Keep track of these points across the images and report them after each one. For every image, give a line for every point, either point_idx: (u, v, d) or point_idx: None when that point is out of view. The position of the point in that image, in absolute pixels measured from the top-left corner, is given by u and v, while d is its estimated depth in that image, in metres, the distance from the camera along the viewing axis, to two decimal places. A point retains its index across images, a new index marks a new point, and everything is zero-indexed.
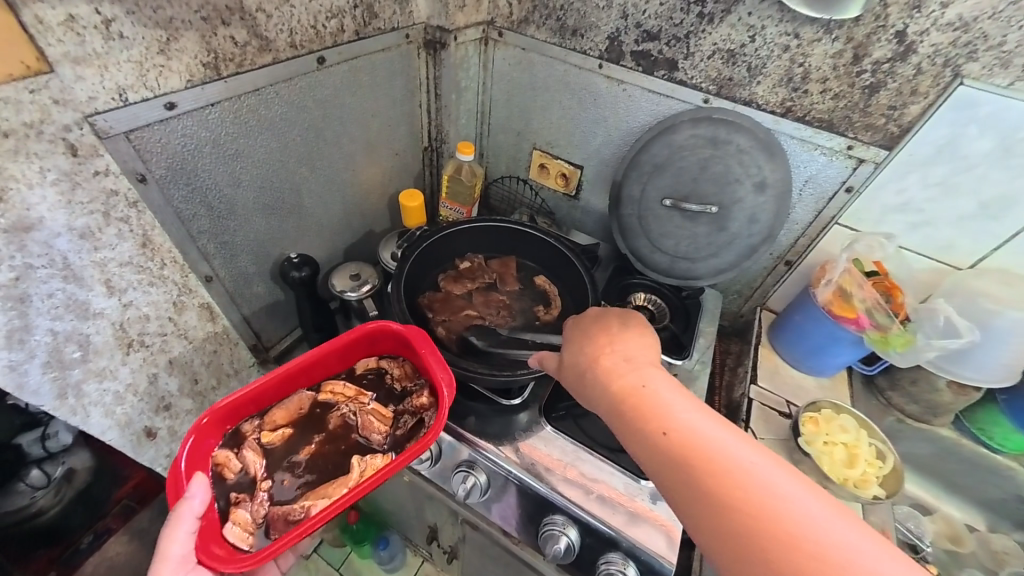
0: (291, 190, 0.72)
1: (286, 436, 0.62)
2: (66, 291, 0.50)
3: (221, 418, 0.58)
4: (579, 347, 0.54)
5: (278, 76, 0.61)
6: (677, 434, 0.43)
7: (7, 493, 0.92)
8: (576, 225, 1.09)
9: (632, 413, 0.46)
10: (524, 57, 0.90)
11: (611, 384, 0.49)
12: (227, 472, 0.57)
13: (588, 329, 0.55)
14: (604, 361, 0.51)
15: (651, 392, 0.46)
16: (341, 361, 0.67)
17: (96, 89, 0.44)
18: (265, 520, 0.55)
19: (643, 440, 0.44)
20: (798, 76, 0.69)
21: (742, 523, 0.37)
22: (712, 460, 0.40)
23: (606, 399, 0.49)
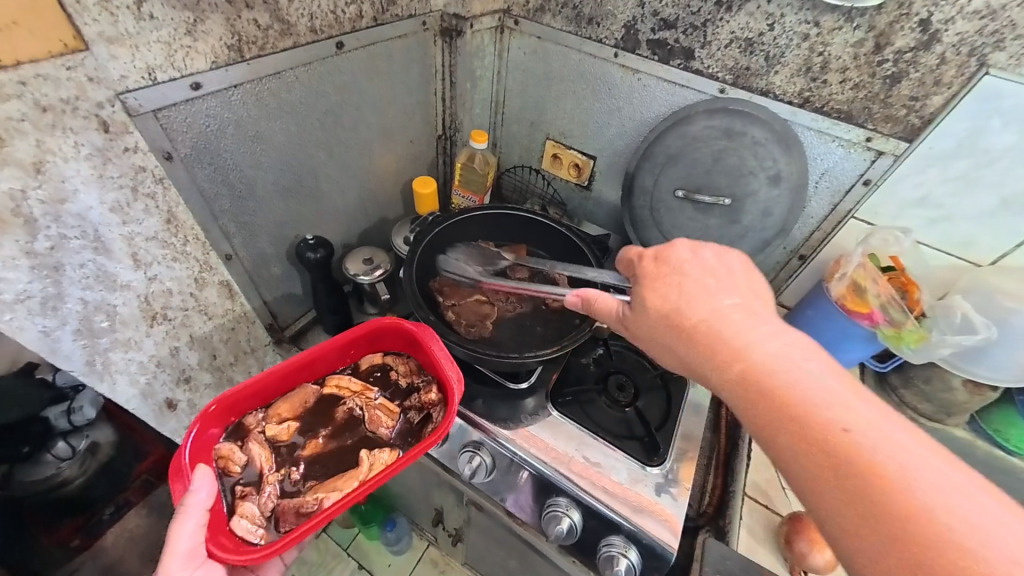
0: (310, 173, 0.74)
1: (292, 430, 0.63)
2: (97, 262, 0.52)
3: (226, 409, 0.60)
4: (642, 282, 0.52)
5: (298, 60, 0.62)
6: (759, 363, 0.41)
7: (34, 463, 0.95)
8: (588, 217, 1.10)
9: (708, 343, 0.44)
10: (540, 46, 0.90)
11: (688, 320, 0.46)
12: (233, 466, 0.58)
13: (651, 264, 0.52)
14: (675, 293, 0.48)
15: (731, 324, 0.44)
16: (343, 357, 0.70)
17: (128, 68, 0.46)
18: (273, 513, 0.57)
19: (721, 371, 0.43)
20: (817, 66, 0.68)
21: (828, 454, 0.35)
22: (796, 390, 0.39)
23: (676, 332, 0.47)
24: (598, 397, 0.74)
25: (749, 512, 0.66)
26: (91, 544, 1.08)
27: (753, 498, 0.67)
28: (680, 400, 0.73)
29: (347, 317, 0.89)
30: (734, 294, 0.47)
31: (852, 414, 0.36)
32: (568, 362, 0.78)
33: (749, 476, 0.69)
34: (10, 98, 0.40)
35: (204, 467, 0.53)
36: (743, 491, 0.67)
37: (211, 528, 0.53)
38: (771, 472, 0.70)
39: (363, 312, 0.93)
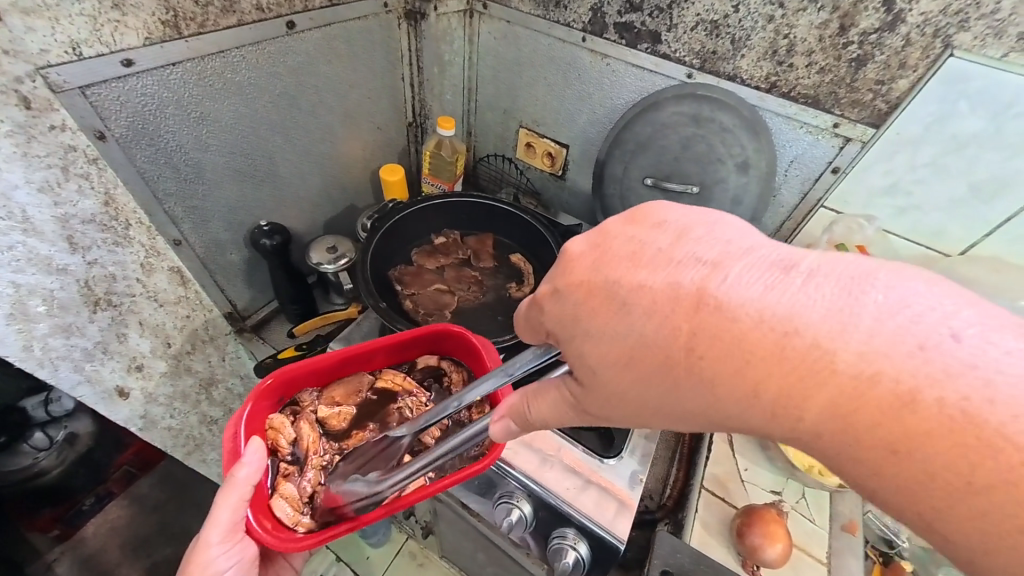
0: (265, 157, 0.73)
1: (343, 416, 0.61)
2: (27, 244, 0.51)
3: (284, 384, 0.58)
4: (597, 320, 0.34)
5: (244, 39, 0.61)
6: (764, 369, 0.28)
7: (10, 453, 0.90)
8: (563, 207, 1.08)
9: (695, 361, 0.31)
10: (509, 30, 0.88)
11: (708, 357, 0.30)
12: (282, 442, 0.57)
13: (589, 283, 0.35)
14: (610, 303, 0.34)
15: (770, 342, 0.28)
16: (405, 354, 0.66)
17: (48, 42, 0.45)
18: (312, 500, 0.55)
19: (787, 428, 0.29)
20: (783, 49, 0.66)
21: (949, 461, 0.25)
22: (820, 384, 0.27)
23: (700, 385, 0.31)
24: None
25: (705, 504, 0.63)
26: (71, 534, 1.06)
27: (711, 491, 0.65)
28: None
29: (311, 307, 0.88)
30: (708, 261, 0.31)
31: (907, 371, 0.25)
32: None
33: (708, 469, 0.67)
34: None
35: (257, 441, 0.52)
36: (700, 484, 0.65)
37: (254, 503, 0.52)
38: (730, 465, 0.67)
39: (330, 303, 0.94)
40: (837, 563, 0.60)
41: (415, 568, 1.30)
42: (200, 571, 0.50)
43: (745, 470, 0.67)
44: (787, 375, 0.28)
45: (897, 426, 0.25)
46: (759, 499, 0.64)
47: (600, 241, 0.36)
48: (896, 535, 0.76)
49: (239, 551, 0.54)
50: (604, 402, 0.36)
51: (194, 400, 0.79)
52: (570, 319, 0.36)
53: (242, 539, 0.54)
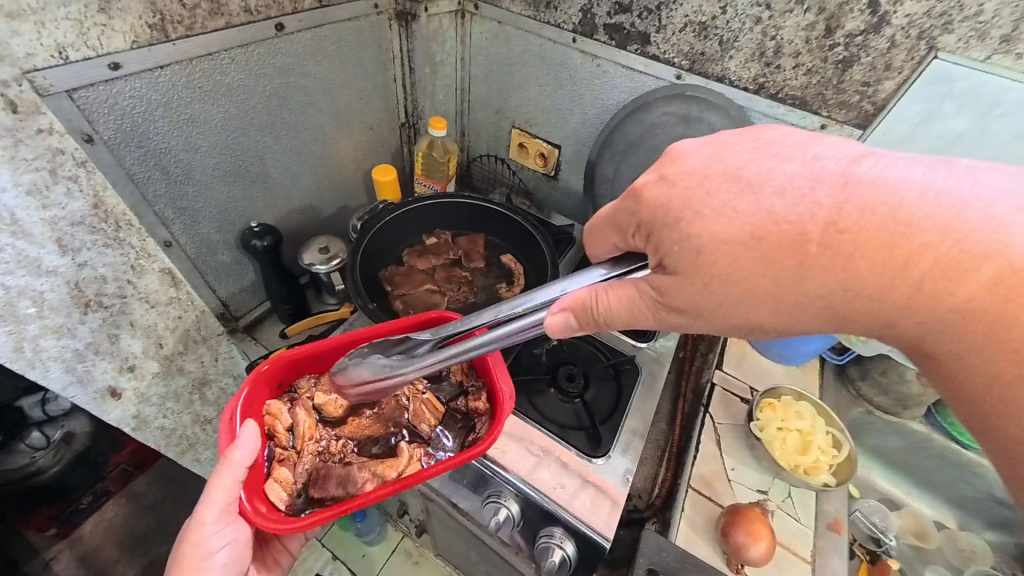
0: (255, 158, 0.73)
1: (339, 403, 0.61)
2: (15, 246, 0.51)
3: (282, 369, 0.58)
4: (719, 200, 0.36)
5: (232, 41, 0.61)
6: (908, 244, 0.31)
7: (7, 452, 0.91)
8: (556, 207, 1.08)
9: (834, 237, 0.33)
10: (500, 30, 0.88)
11: (844, 226, 0.32)
12: (279, 427, 0.57)
13: (712, 169, 0.37)
14: (738, 187, 0.35)
15: (909, 214, 0.31)
16: (404, 340, 0.65)
17: (34, 46, 0.45)
18: (306, 484, 0.55)
19: (900, 294, 0.32)
20: (771, 50, 0.66)
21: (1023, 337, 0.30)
22: (953, 258, 0.31)
23: (822, 257, 0.33)
24: (548, 388, 0.73)
25: (692, 503, 0.64)
26: (69, 532, 1.07)
27: (697, 490, 0.65)
28: (630, 392, 0.72)
29: (304, 306, 0.88)
30: (846, 156, 0.35)
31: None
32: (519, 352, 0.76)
33: (695, 468, 0.67)
34: None
35: (252, 423, 0.52)
36: (687, 483, 0.66)
37: (247, 486, 0.52)
38: (718, 464, 0.68)
39: (322, 303, 0.94)
40: (821, 560, 0.61)
41: (411, 566, 1.30)
42: (193, 549, 0.51)
43: (732, 469, 0.68)
44: (932, 251, 0.31)
45: (1014, 297, 0.30)
46: (745, 498, 0.65)
47: (719, 142, 0.39)
48: (883, 533, 0.77)
49: (234, 532, 0.54)
50: (695, 297, 0.37)
51: (187, 400, 0.80)
52: (678, 205, 0.37)
53: (237, 521, 0.54)
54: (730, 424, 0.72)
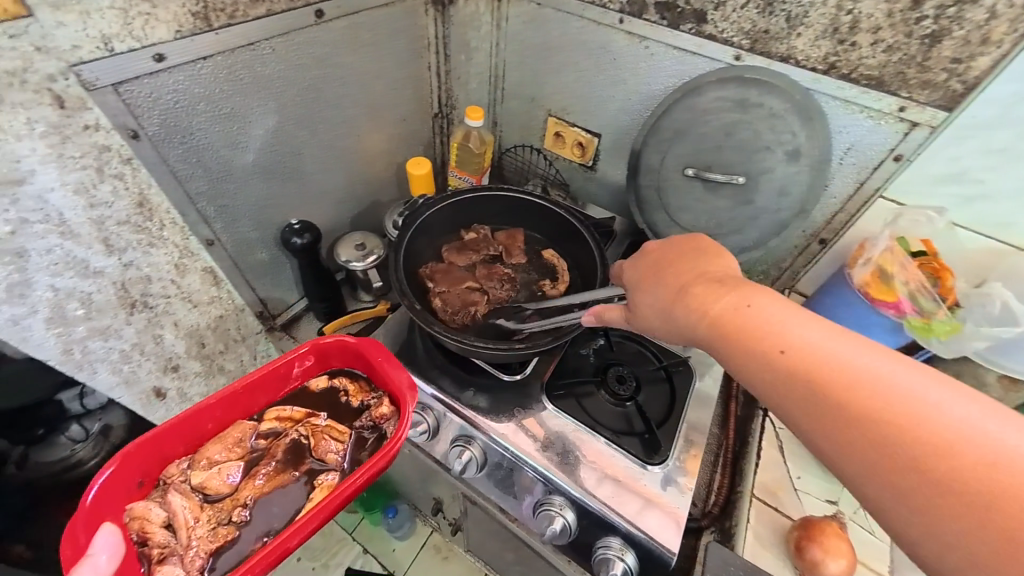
0: (293, 153, 0.71)
1: (218, 474, 0.56)
2: (64, 247, 0.50)
3: (135, 463, 0.52)
4: (687, 276, 0.48)
5: (273, 29, 0.59)
6: (750, 333, 0.41)
7: (49, 445, 0.92)
8: (591, 199, 1.03)
9: (722, 311, 0.43)
10: (539, 13, 0.83)
11: (708, 311, 0.44)
12: (150, 527, 0.51)
13: (683, 253, 0.51)
14: (718, 266, 0.48)
15: (751, 311, 0.42)
16: (281, 384, 0.63)
17: (79, 37, 0.43)
18: (199, 572, 0.51)
19: (752, 366, 0.40)
20: (845, 26, 0.61)
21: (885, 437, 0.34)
22: (810, 353, 0.38)
23: (705, 327, 0.44)
24: (597, 390, 0.70)
25: (757, 513, 0.61)
26: None
27: (762, 500, 0.63)
28: (684, 396, 0.69)
29: (339, 306, 0.86)
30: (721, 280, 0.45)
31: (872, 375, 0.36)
32: (565, 353, 0.74)
33: (756, 477, 0.65)
34: None
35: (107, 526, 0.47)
36: (749, 492, 0.63)
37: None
38: (781, 471, 0.65)
39: (357, 300, 0.92)
40: None
41: (440, 561, 1.29)
42: None
43: (797, 478, 0.65)
44: (766, 341, 0.40)
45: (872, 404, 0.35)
46: (814, 510, 0.62)
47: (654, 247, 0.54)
48: None
49: None
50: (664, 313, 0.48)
51: None
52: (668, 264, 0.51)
53: None
54: (793, 430, 0.70)
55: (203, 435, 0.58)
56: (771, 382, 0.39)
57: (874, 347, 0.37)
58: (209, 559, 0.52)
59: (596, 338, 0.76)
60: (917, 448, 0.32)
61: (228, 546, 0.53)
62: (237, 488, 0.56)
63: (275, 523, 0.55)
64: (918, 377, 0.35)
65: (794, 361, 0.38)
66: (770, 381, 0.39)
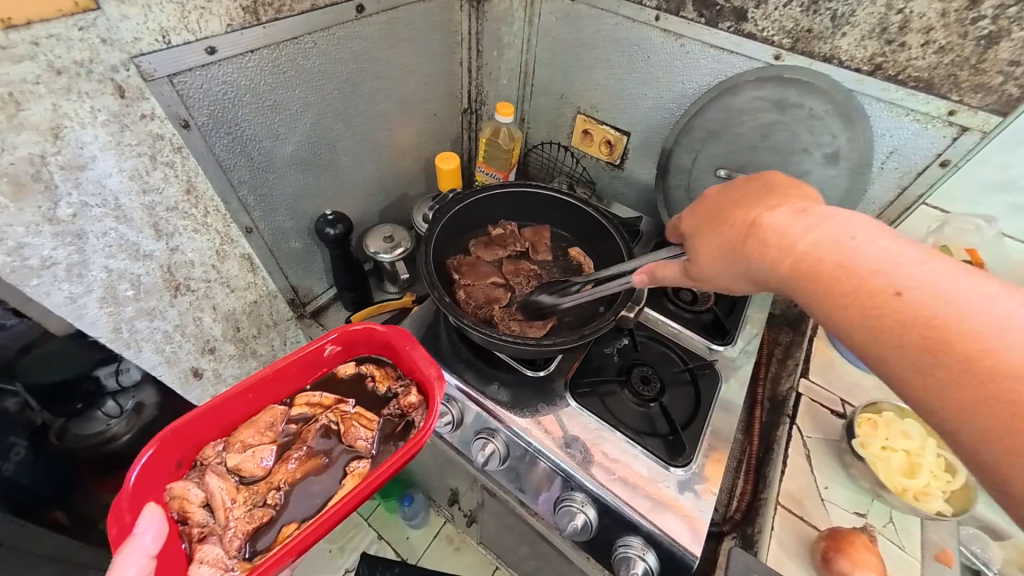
0: (328, 145, 0.73)
1: (253, 457, 0.58)
2: (118, 231, 0.53)
3: (174, 446, 0.55)
4: (762, 209, 0.45)
5: (316, 24, 0.60)
6: (830, 264, 0.38)
7: (86, 419, 0.95)
8: (617, 197, 1.03)
9: (800, 244, 0.40)
10: (573, 9, 0.83)
11: (783, 244, 0.41)
12: (190, 507, 0.54)
13: (761, 191, 0.47)
14: (802, 202, 0.44)
15: (837, 244, 0.38)
16: (309, 370, 0.65)
17: (140, 30, 0.45)
18: (237, 552, 0.53)
19: (830, 298, 0.37)
20: (894, 26, 0.59)
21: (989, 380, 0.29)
22: (905, 283, 0.34)
23: (777, 261, 0.41)
24: (619, 389, 0.70)
25: (781, 522, 0.61)
26: None
27: (786, 507, 0.62)
28: (709, 399, 0.69)
29: (366, 296, 0.88)
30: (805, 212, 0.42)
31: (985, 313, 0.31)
32: (589, 351, 0.74)
33: (782, 485, 0.64)
34: (22, 59, 0.39)
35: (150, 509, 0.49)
36: (774, 499, 0.62)
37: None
38: (807, 480, 0.65)
39: (383, 291, 0.93)
40: None
41: (452, 552, 1.31)
42: None
43: (824, 487, 0.64)
44: (849, 272, 0.36)
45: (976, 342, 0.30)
46: (841, 520, 0.61)
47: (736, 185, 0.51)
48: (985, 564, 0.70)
49: None
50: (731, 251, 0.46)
51: None
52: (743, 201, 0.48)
53: None
54: (822, 437, 0.68)
55: (235, 420, 0.60)
56: (851, 315, 0.36)
57: (995, 286, 0.32)
58: (246, 540, 0.54)
59: (621, 337, 0.77)
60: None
61: (263, 528, 0.55)
62: (270, 473, 0.58)
63: (308, 508, 0.56)
64: None
65: (882, 292, 0.34)
66: (848, 314, 0.36)
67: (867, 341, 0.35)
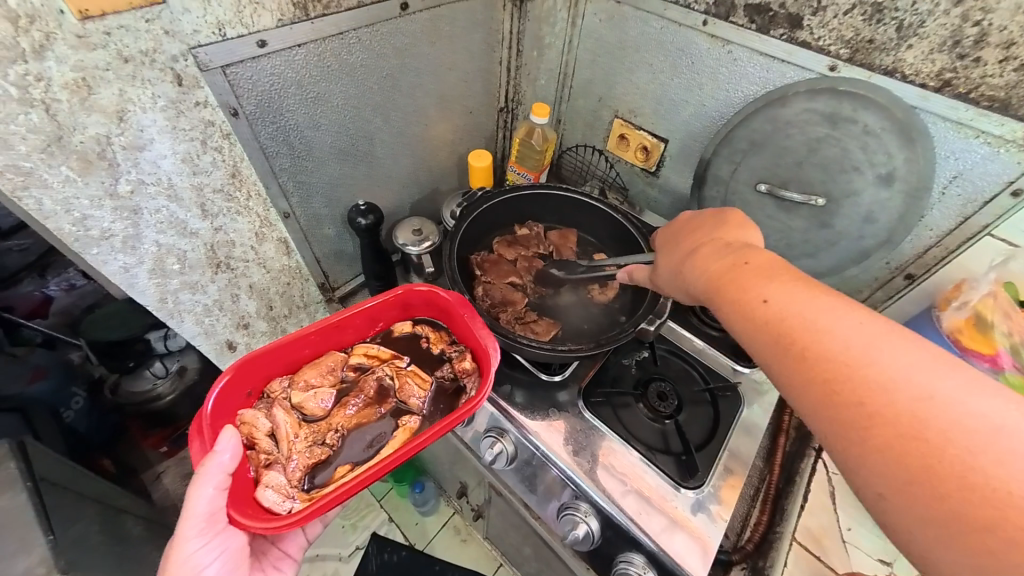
0: (366, 137, 0.75)
1: (316, 397, 0.61)
2: (169, 209, 0.57)
3: (248, 374, 0.59)
4: (701, 240, 0.53)
5: (361, 20, 0.62)
6: (740, 285, 0.44)
7: (137, 377, 1.07)
8: (650, 205, 1.00)
9: (725, 267, 0.46)
10: (617, 11, 0.81)
11: (710, 267, 0.48)
12: (258, 434, 0.57)
13: (705, 222, 0.55)
14: (737, 233, 0.51)
15: (747, 268, 0.45)
16: (371, 324, 0.68)
17: (199, 23, 0.48)
18: (298, 483, 0.55)
19: (737, 311, 0.43)
20: (969, 39, 0.54)
21: (845, 389, 0.35)
22: (790, 304, 0.40)
23: (705, 279, 0.48)
24: (635, 402, 0.69)
25: (796, 559, 0.58)
26: (176, 453, 1.22)
27: (804, 545, 0.60)
28: (729, 422, 0.66)
29: (392, 286, 0.90)
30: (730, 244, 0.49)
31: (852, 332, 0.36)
32: (607, 360, 0.73)
33: (800, 520, 0.62)
34: (94, 48, 0.43)
35: (230, 429, 0.52)
36: (791, 535, 0.60)
37: (231, 496, 0.52)
38: (828, 518, 0.62)
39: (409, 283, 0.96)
40: None
41: (458, 543, 1.33)
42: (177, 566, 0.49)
43: (847, 529, 0.61)
44: (753, 291, 0.42)
45: (837, 356, 0.36)
46: (863, 565, 0.58)
47: (685, 217, 0.59)
48: None
49: (222, 543, 0.52)
50: (676, 271, 0.53)
51: None
52: (691, 231, 0.55)
53: (223, 534, 0.52)
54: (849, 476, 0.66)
55: (300, 360, 0.64)
56: (749, 327, 0.42)
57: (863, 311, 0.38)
58: (305, 474, 0.56)
59: (641, 349, 0.75)
60: (869, 401, 0.34)
61: (321, 465, 0.58)
62: (329, 415, 0.61)
63: (363, 453, 0.59)
64: (901, 343, 0.35)
65: (772, 309, 0.40)
66: (745, 325, 0.42)
67: (760, 350, 0.41)
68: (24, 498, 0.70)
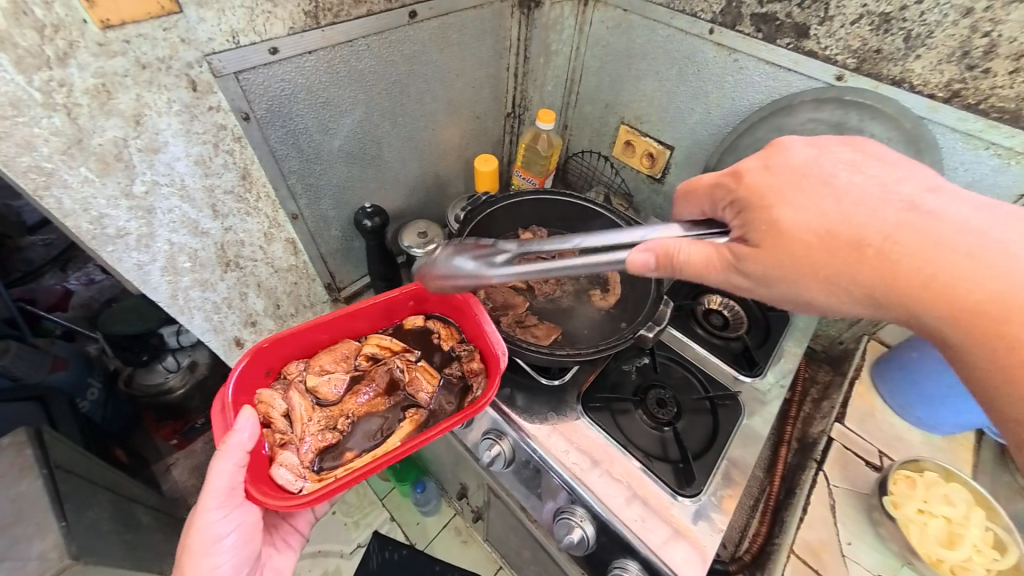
0: (374, 141, 0.77)
1: (331, 383, 0.63)
2: (182, 209, 0.59)
3: (267, 355, 0.60)
4: (793, 182, 0.41)
5: (370, 29, 0.64)
6: (871, 237, 0.38)
7: (150, 370, 1.10)
8: (656, 211, 1.00)
9: (850, 221, 0.38)
10: (625, 19, 0.82)
11: (833, 225, 0.38)
12: (274, 413, 0.58)
13: (779, 157, 0.43)
14: (827, 170, 0.41)
15: (872, 211, 0.38)
16: (384, 315, 0.69)
17: (214, 31, 0.50)
18: (309, 464, 0.57)
19: (881, 265, 0.37)
20: (978, 50, 0.53)
21: (980, 304, 0.36)
22: (936, 239, 0.36)
23: (825, 241, 0.39)
24: (634, 408, 0.69)
25: (794, 570, 0.57)
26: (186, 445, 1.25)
27: (802, 558, 0.58)
28: (728, 431, 0.66)
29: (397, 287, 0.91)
30: (836, 188, 0.40)
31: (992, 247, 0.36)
32: (607, 366, 0.73)
33: (800, 534, 0.60)
34: (115, 55, 0.45)
35: (250, 409, 0.53)
36: (788, 546, 0.59)
37: (250, 471, 0.53)
38: (828, 533, 0.60)
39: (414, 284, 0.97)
40: None
41: (459, 544, 1.33)
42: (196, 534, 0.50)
43: (846, 543, 0.60)
44: (888, 240, 0.37)
45: (975, 282, 0.36)
46: None
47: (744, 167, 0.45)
48: None
49: (238, 517, 0.54)
50: (776, 244, 0.41)
51: None
52: (774, 181, 0.42)
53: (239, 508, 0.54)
54: (850, 489, 0.64)
55: (315, 345, 0.65)
56: (896, 279, 0.37)
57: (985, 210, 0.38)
58: (317, 456, 0.58)
59: (642, 356, 0.75)
60: (1007, 308, 0.35)
61: (331, 448, 0.59)
62: (341, 401, 0.63)
63: (371, 441, 0.61)
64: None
65: (918, 251, 0.37)
66: (886, 279, 0.37)
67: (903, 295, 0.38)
68: (39, 486, 0.73)
